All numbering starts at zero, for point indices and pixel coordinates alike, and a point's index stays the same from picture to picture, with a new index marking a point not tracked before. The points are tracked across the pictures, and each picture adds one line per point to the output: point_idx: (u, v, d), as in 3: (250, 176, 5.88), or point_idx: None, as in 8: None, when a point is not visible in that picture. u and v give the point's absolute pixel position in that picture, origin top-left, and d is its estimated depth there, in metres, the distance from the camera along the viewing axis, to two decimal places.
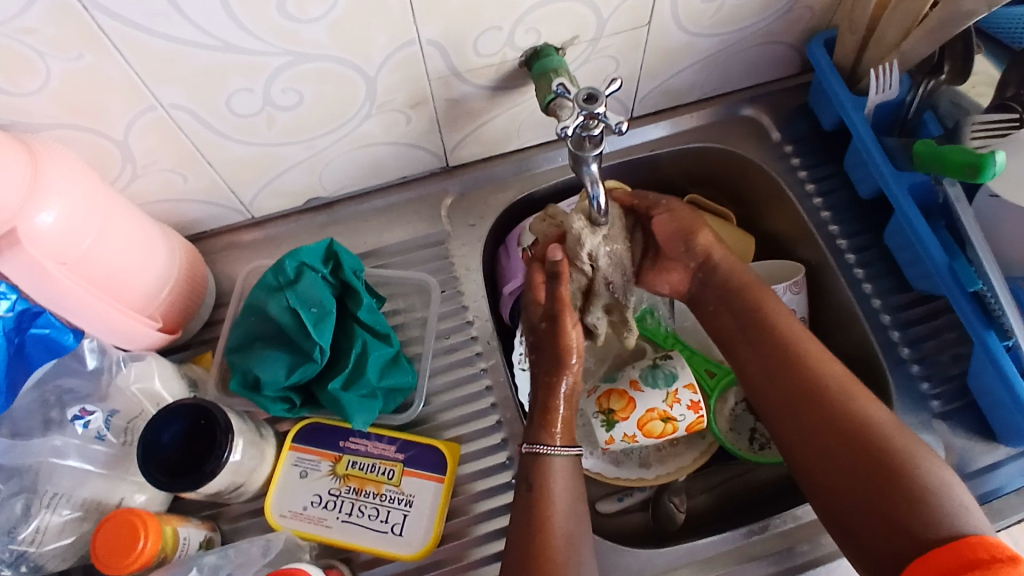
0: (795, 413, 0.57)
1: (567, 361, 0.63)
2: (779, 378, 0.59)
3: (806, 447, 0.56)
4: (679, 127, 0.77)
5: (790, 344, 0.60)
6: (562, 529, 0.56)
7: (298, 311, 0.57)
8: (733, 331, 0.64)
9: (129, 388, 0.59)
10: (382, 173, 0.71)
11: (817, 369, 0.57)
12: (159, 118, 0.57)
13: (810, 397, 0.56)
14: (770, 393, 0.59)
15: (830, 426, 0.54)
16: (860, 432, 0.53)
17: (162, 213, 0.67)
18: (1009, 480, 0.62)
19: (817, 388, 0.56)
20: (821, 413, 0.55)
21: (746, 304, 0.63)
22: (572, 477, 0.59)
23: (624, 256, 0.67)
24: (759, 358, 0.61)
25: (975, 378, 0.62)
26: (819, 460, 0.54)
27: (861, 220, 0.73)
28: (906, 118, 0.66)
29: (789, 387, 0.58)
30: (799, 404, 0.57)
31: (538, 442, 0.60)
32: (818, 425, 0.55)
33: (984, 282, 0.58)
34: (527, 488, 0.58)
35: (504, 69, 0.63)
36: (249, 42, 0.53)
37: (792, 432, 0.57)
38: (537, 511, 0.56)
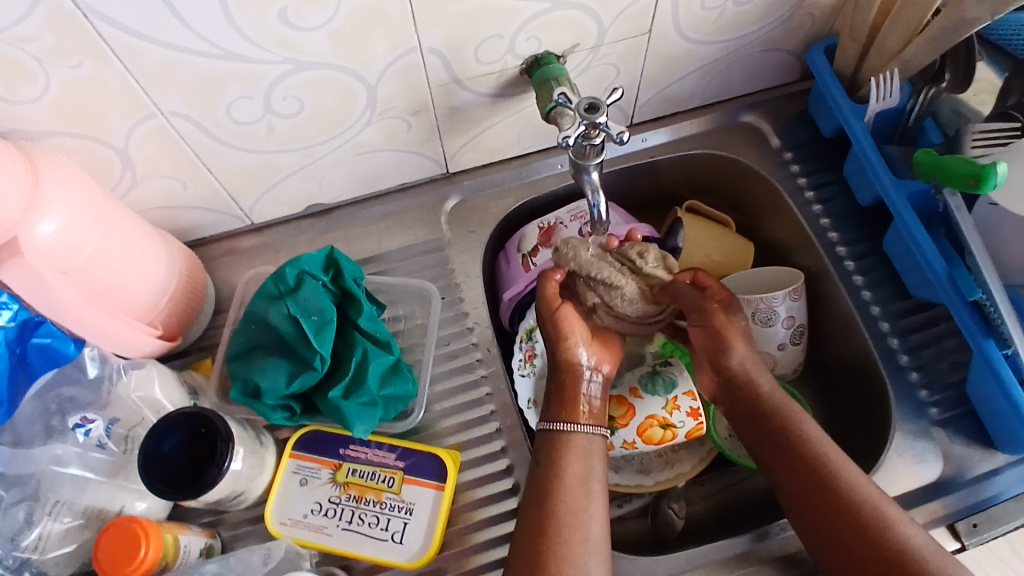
0: (817, 515, 0.57)
1: (569, 342, 0.64)
2: (803, 480, 0.59)
3: (826, 549, 0.56)
4: (679, 133, 0.77)
5: (811, 445, 0.60)
6: (566, 505, 0.57)
7: (298, 319, 0.57)
8: (746, 423, 0.64)
9: (129, 396, 0.59)
10: (383, 180, 0.71)
11: (841, 471, 0.57)
12: (159, 126, 0.57)
13: (833, 501, 0.56)
14: (791, 493, 0.59)
15: (853, 530, 0.55)
16: (862, 519, 0.55)
17: (162, 220, 0.67)
18: (1007, 487, 0.62)
19: (840, 492, 0.56)
20: (843, 517, 0.55)
21: (755, 394, 0.64)
22: (584, 456, 0.60)
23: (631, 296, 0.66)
24: (764, 436, 0.62)
25: (973, 386, 0.62)
26: (823, 542, 0.56)
27: (861, 227, 0.73)
28: (907, 126, 0.66)
29: (812, 490, 0.58)
30: (821, 507, 0.57)
31: (557, 420, 0.62)
32: (841, 530, 0.55)
33: (983, 291, 0.58)
34: (535, 463, 0.60)
35: (505, 76, 0.63)
36: (252, 50, 0.53)
37: (812, 533, 0.57)
38: (545, 493, 0.57)
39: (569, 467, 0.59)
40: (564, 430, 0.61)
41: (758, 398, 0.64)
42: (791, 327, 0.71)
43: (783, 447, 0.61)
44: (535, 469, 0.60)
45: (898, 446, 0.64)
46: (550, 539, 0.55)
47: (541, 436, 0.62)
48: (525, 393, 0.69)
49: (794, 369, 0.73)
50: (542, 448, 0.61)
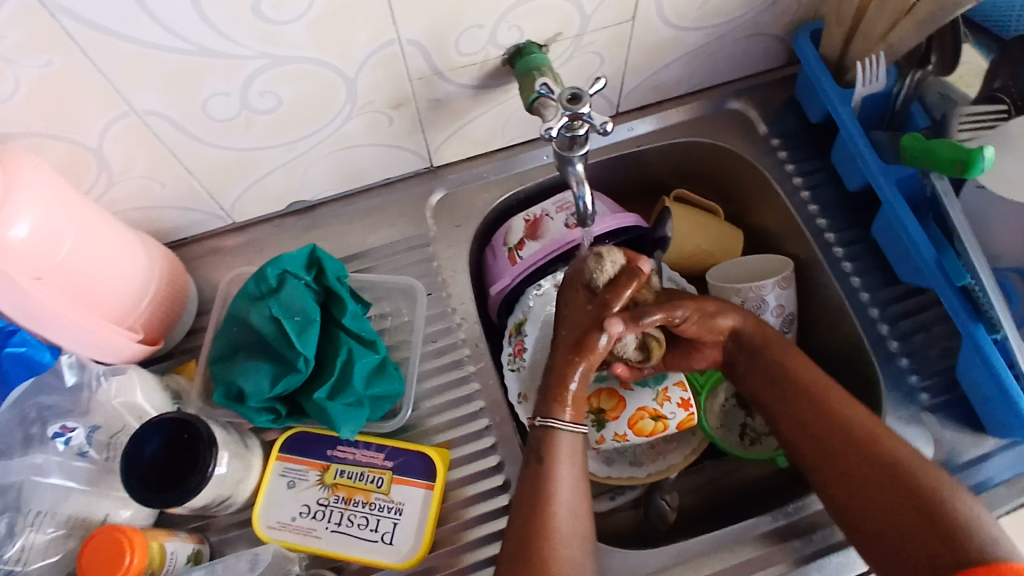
0: (830, 461, 0.58)
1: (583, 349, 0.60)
2: (815, 428, 0.59)
3: (843, 492, 0.56)
4: (666, 122, 0.76)
5: (818, 394, 0.60)
6: (560, 501, 0.56)
7: (280, 320, 0.56)
8: (757, 384, 0.64)
9: (110, 402, 0.58)
10: (367, 175, 0.70)
11: (851, 416, 0.58)
12: (133, 124, 0.56)
13: (846, 445, 0.57)
14: (807, 446, 0.59)
15: (869, 470, 0.56)
16: (885, 465, 0.55)
17: (141, 221, 0.65)
18: (998, 472, 0.61)
19: (853, 436, 0.57)
20: (858, 460, 0.56)
21: (764, 356, 0.64)
22: (574, 451, 0.59)
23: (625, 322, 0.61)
24: (776, 393, 0.62)
25: (962, 371, 0.62)
26: (848, 489, 0.56)
27: (849, 214, 0.73)
28: (894, 111, 0.65)
29: (825, 437, 0.58)
30: (835, 451, 0.58)
31: (550, 416, 0.59)
32: (858, 470, 0.56)
33: (972, 276, 0.58)
34: (534, 460, 0.58)
35: (487, 67, 0.61)
36: (227, 45, 0.52)
37: (841, 487, 0.56)
38: (541, 489, 0.56)
39: (564, 464, 0.58)
40: (556, 427, 0.59)
41: (766, 358, 0.63)
42: (781, 315, 0.70)
43: (799, 402, 0.61)
44: (528, 464, 0.58)
45: None
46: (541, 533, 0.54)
47: (535, 431, 0.59)
48: (514, 387, 0.69)
49: None
50: (535, 444, 0.59)
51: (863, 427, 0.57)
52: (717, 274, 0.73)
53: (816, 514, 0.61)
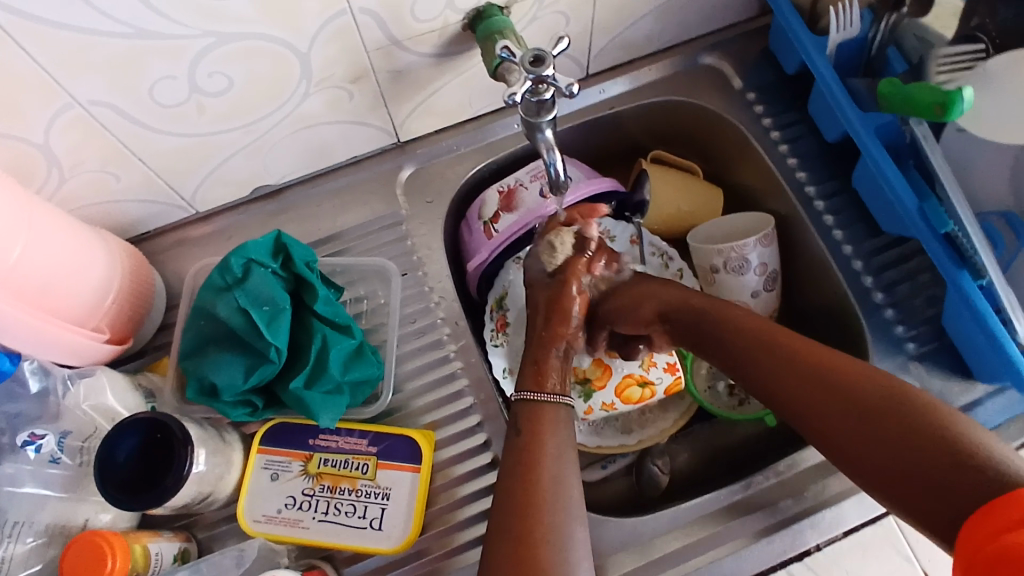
0: (816, 408, 0.52)
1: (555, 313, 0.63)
2: (793, 374, 0.54)
3: (837, 439, 0.50)
4: (638, 82, 0.74)
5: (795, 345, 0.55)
6: (550, 473, 0.54)
7: (248, 310, 0.54)
8: (728, 343, 0.59)
9: (79, 407, 0.56)
10: (332, 155, 0.68)
11: (831, 358, 0.53)
12: (80, 116, 0.53)
13: (830, 387, 0.51)
14: (791, 400, 0.53)
15: (859, 408, 0.49)
16: (876, 404, 0.49)
17: (99, 217, 0.63)
18: (989, 418, 0.61)
19: (836, 376, 0.51)
20: (844, 400, 0.50)
21: (727, 318, 0.60)
22: (560, 423, 0.59)
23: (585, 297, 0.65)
24: (750, 351, 0.57)
25: (949, 318, 0.61)
26: (841, 436, 0.50)
27: (829, 166, 0.71)
28: (870, 56, 0.63)
29: (806, 383, 0.53)
30: (819, 394, 0.52)
31: (527, 390, 0.61)
32: (846, 411, 0.50)
33: (955, 223, 0.56)
34: (515, 432, 0.58)
35: (448, 33, 0.59)
36: (168, 26, 0.49)
37: (834, 437, 0.50)
38: (527, 460, 0.55)
39: (549, 436, 0.57)
40: (538, 401, 0.59)
41: (729, 321, 0.59)
42: (764, 274, 0.69)
43: (773, 356, 0.56)
44: (512, 436, 0.58)
45: None
46: (534, 504, 0.52)
47: (516, 406, 0.60)
48: (500, 363, 0.69)
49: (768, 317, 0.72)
50: (520, 417, 0.59)
51: (844, 365, 0.52)
52: (698, 235, 0.72)
53: (807, 470, 0.61)
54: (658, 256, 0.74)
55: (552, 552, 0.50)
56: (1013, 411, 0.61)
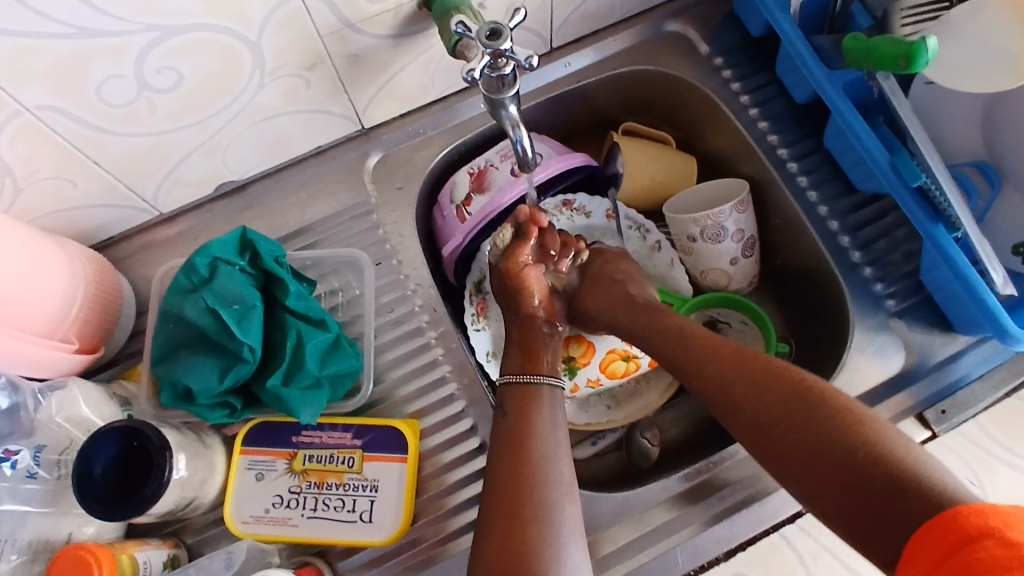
0: (763, 423, 0.49)
1: (523, 296, 0.64)
2: (745, 386, 0.51)
3: (783, 456, 0.47)
4: (604, 53, 0.73)
5: (733, 351, 0.54)
6: (539, 452, 0.54)
7: (217, 311, 0.53)
8: (670, 348, 0.58)
9: (53, 420, 0.55)
10: (294, 146, 0.66)
11: (785, 371, 0.51)
12: (28, 122, 0.51)
13: (779, 401, 0.49)
14: (724, 404, 0.52)
15: (795, 416, 0.48)
16: (804, 409, 0.48)
17: (59, 226, 0.61)
18: (971, 368, 0.61)
19: (788, 389, 0.49)
20: (794, 416, 0.48)
21: (669, 324, 0.59)
22: (549, 403, 0.58)
23: (539, 288, 0.65)
24: (688, 356, 0.56)
25: (927, 272, 0.61)
26: (772, 441, 0.48)
27: (801, 126, 0.71)
28: (835, 13, 0.62)
29: (756, 395, 0.50)
30: (751, 397, 0.51)
31: (517, 372, 0.60)
32: (794, 426, 0.47)
33: (927, 175, 0.56)
34: (502, 414, 0.57)
35: (403, 13, 0.57)
36: (107, 22, 0.47)
37: (766, 443, 0.49)
38: (516, 441, 0.55)
39: (537, 417, 0.57)
40: (526, 381, 0.59)
41: (669, 327, 0.59)
42: (741, 240, 0.69)
43: (710, 360, 0.55)
44: (501, 420, 0.57)
45: (859, 343, 0.63)
46: (522, 482, 0.52)
47: (504, 389, 0.60)
48: (482, 347, 0.68)
49: (750, 281, 0.72)
50: (508, 400, 0.58)
51: (795, 376, 0.50)
52: (672, 206, 0.72)
53: None
54: (636, 230, 0.74)
55: (542, 528, 0.50)
56: (996, 360, 0.61)
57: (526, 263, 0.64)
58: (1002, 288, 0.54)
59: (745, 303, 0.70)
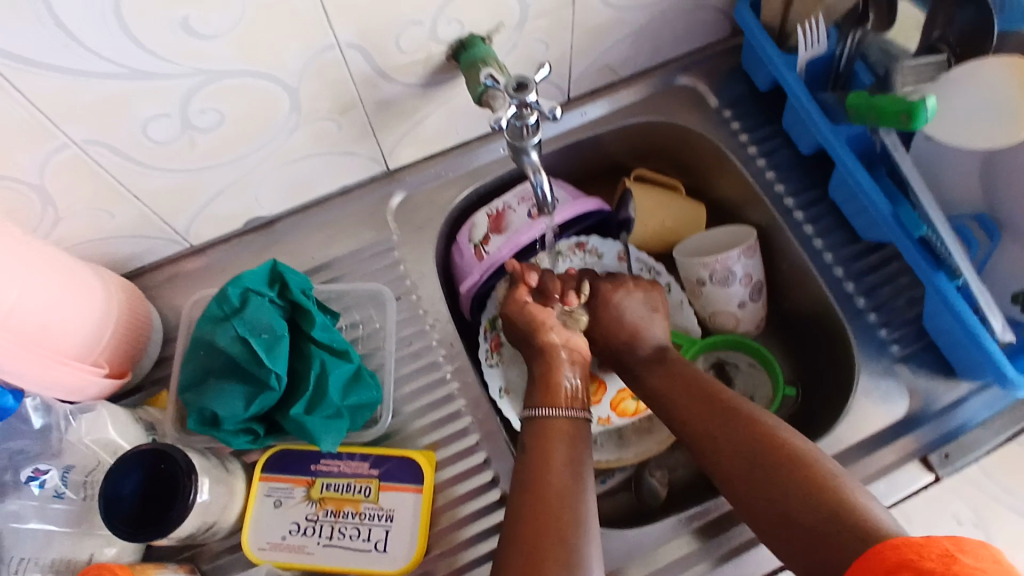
0: (737, 471, 0.54)
1: (539, 332, 0.66)
2: (725, 436, 0.56)
3: (752, 503, 0.52)
4: (618, 103, 0.77)
5: (710, 393, 0.60)
6: (557, 487, 0.55)
7: (247, 339, 0.55)
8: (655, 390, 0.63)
9: (81, 441, 0.56)
10: (322, 185, 0.69)
11: (760, 424, 0.56)
12: (74, 156, 0.54)
13: (751, 452, 0.54)
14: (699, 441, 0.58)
15: (759, 458, 0.53)
16: (768, 451, 0.53)
17: (94, 255, 0.64)
18: (973, 414, 0.63)
19: (758, 437, 0.55)
20: (764, 468, 0.53)
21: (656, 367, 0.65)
22: (569, 440, 0.59)
23: (549, 324, 0.67)
24: (670, 397, 0.62)
25: (929, 318, 0.63)
26: (738, 479, 0.54)
27: (806, 177, 0.74)
28: (838, 71, 0.66)
29: (734, 444, 0.55)
30: (723, 438, 0.56)
31: (537, 407, 0.62)
32: (759, 467, 0.53)
33: (928, 226, 0.58)
34: (521, 449, 0.59)
35: (432, 64, 0.61)
36: (158, 66, 0.50)
37: (732, 479, 0.54)
38: (533, 476, 0.56)
39: (557, 449, 0.58)
40: (546, 415, 0.61)
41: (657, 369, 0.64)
42: (749, 284, 0.71)
43: (689, 401, 0.60)
44: (521, 457, 0.59)
45: (864, 387, 0.64)
46: (542, 518, 0.53)
47: (525, 425, 0.61)
48: (495, 382, 0.70)
49: (756, 326, 0.74)
50: (528, 437, 0.60)
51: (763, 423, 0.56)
52: (683, 249, 0.74)
53: None
54: (646, 272, 0.76)
55: (562, 564, 0.51)
56: (998, 406, 0.63)
57: (527, 302, 0.67)
58: (1000, 334, 0.56)
59: (752, 345, 0.72)
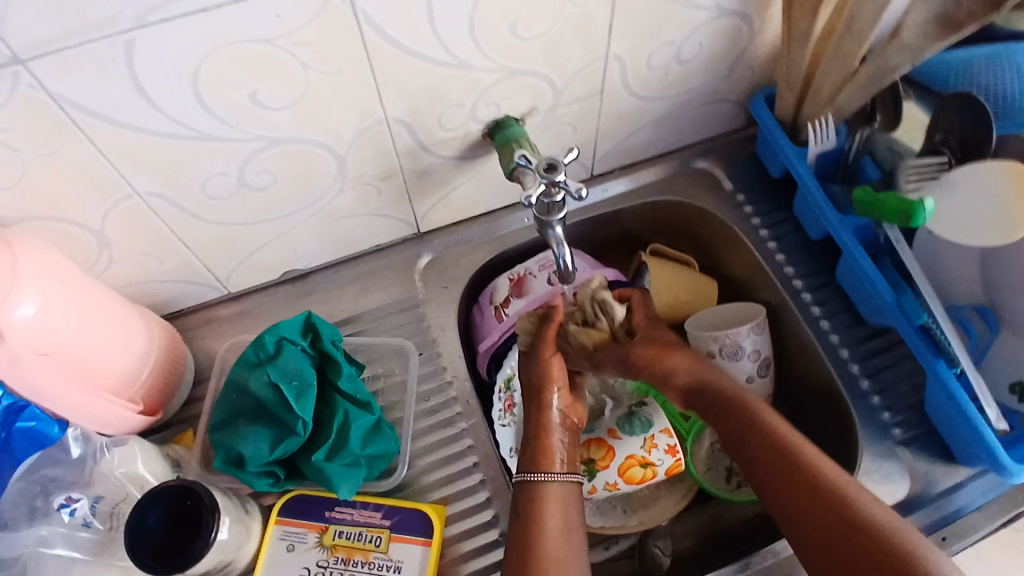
0: (801, 528, 0.54)
1: (549, 390, 0.66)
2: (789, 480, 0.56)
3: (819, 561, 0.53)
4: (638, 182, 0.81)
5: (763, 424, 0.60)
6: (550, 557, 0.56)
7: (279, 385, 0.59)
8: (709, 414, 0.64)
9: (112, 473, 0.59)
10: (356, 243, 0.74)
11: (821, 475, 0.55)
12: (135, 205, 0.59)
13: (814, 508, 0.54)
14: (756, 474, 0.59)
15: (813, 499, 0.54)
16: (823, 492, 0.54)
17: (139, 295, 0.68)
18: (972, 499, 0.64)
19: (811, 478, 0.55)
20: (828, 527, 0.53)
21: (705, 388, 0.65)
22: (563, 504, 0.61)
23: (561, 381, 0.67)
24: (722, 424, 0.63)
25: (931, 403, 0.65)
26: (794, 517, 0.55)
27: (815, 261, 0.77)
28: (847, 163, 0.71)
29: (795, 492, 0.56)
30: (777, 474, 0.57)
31: (531, 471, 0.62)
32: (813, 507, 0.54)
33: (929, 315, 0.61)
34: (514, 514, 0.60)
35: (469, 140, 0.66)
36: (224, 130, 0.55)
37: (789, 516, 0.55)
38: (526, 545, 0.57)
39: (549, 516, 0.59)
40: (542, 480, 0.61)
41: (709, 391, 0.65)
42: (758, 360, 0.74)
43: (742, 432, 0.61)
44: (515, 522, 0.60)
45: (867, 467, 0.66)
46: None
47: (519, 489, 0.62)
48: (507, 442, 0.71)
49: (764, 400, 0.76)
50: (521, 500, 0.61)
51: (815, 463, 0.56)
52: (696, 322, 0.77)
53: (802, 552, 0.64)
54: None
55: None
56: (993, 493, 0.64)
57: (551, 356, 0.67)
58: (996, 423, 0.59)
59: None
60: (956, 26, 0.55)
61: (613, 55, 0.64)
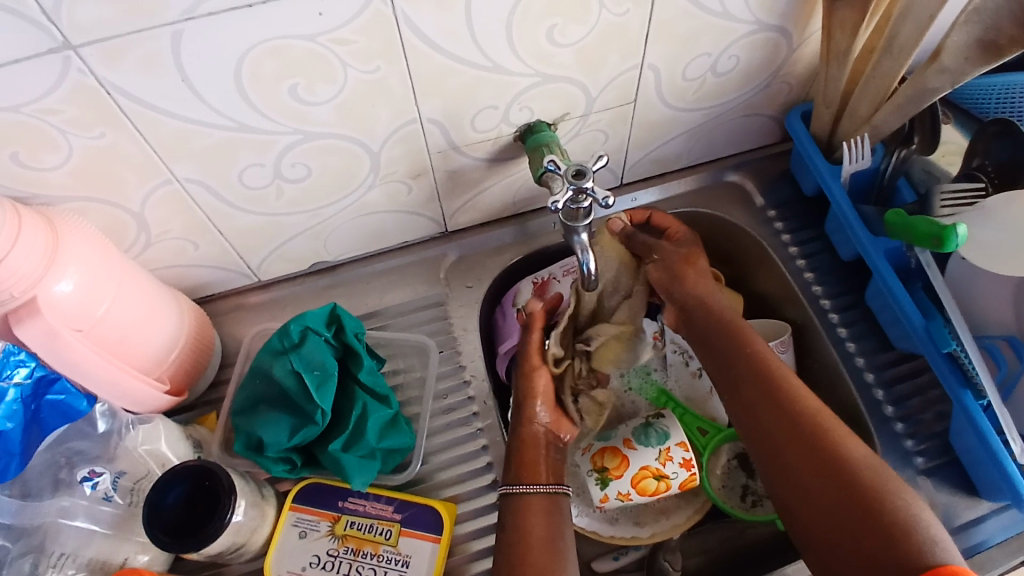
0: (786, 462, 0.57)
1: (534, 403, 0.68)
2: (766, 404, 0.60)
3: (795, 492, 0.56)
4: (668, 192, 0.81)
5: (751, 351, 0.64)
6: (536, 568, 0.56)
7: (301, 373, 0.60)
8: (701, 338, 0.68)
9: (136, 450, 0.61)
10: (385, 239, 0.75)
11: (799, 402, 0.59)
12: (175, 191, 0.60)
13: (790, 432, 0.58)
14: (737, 397, 0.63)
15: (790, 425, 0.58)
16: (801, 421, 0.58)
17: (173, 279, 0.70)
18: (992, 534, 0.63)
19: (790, 406, 0.59)
20: (807, 452, 0.56)
21: (699, 312, 0.69)
22: (548, 513, 0.61)
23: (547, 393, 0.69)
24: (711, 349, 0.67)
25: (956, 435, 0.64)
26: (767, 440, 0.59)
27: (843, 281, 0.76)
28: (882, 185, 0.70)
29: (773, 415, 0.59)
30: (758, 399, 0.61)
31: (516, 483, 0.62)
32: (789, 432, 0.58)
33: (956, 343, 0.60)
34: (501, 526, 0.60)
35: (501, 143, 0.67)
36: (263, 122, 0.56)
37: (764, 438, 0.59)
38: (514, 555, 0.57)
39: (534, 526, 0.60)
40: (524, 491, 0.62)
41: (703, 317, 0.69)
42: None
43: (730, 357, 0.65)
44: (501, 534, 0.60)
45: None
46: None
47: (505, 499, 0.62)
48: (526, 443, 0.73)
49: None
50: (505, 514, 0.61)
51: (794, 393, 0.60)
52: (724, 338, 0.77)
53: None
54: (680, 355, 0.78)
55: None
56: (1014, 529, 0.63)
57: (537, 365, 0.69)
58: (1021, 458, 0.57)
59: None
60: (997, 51, 0.54)
61: (648, 65, 0.64)
